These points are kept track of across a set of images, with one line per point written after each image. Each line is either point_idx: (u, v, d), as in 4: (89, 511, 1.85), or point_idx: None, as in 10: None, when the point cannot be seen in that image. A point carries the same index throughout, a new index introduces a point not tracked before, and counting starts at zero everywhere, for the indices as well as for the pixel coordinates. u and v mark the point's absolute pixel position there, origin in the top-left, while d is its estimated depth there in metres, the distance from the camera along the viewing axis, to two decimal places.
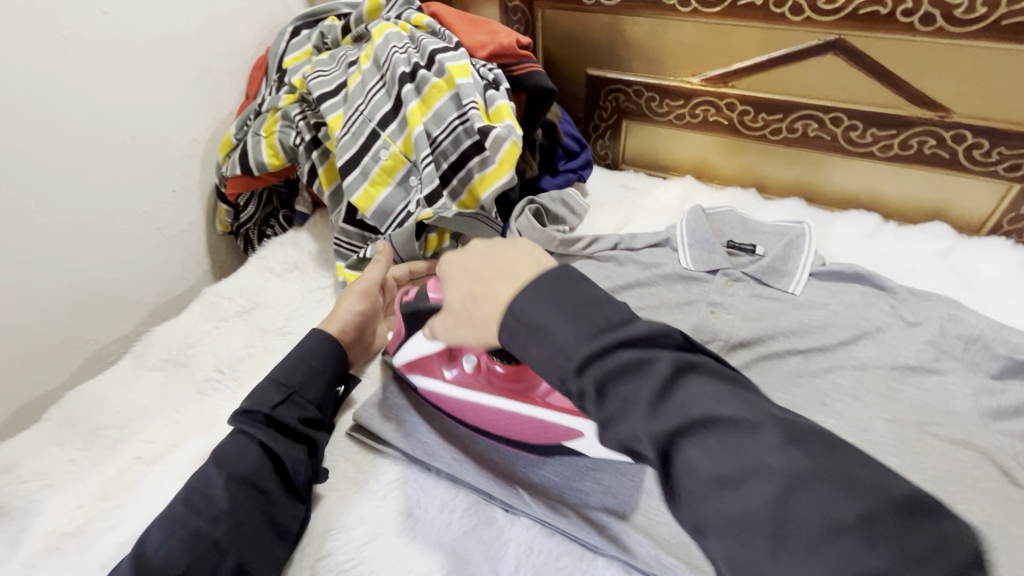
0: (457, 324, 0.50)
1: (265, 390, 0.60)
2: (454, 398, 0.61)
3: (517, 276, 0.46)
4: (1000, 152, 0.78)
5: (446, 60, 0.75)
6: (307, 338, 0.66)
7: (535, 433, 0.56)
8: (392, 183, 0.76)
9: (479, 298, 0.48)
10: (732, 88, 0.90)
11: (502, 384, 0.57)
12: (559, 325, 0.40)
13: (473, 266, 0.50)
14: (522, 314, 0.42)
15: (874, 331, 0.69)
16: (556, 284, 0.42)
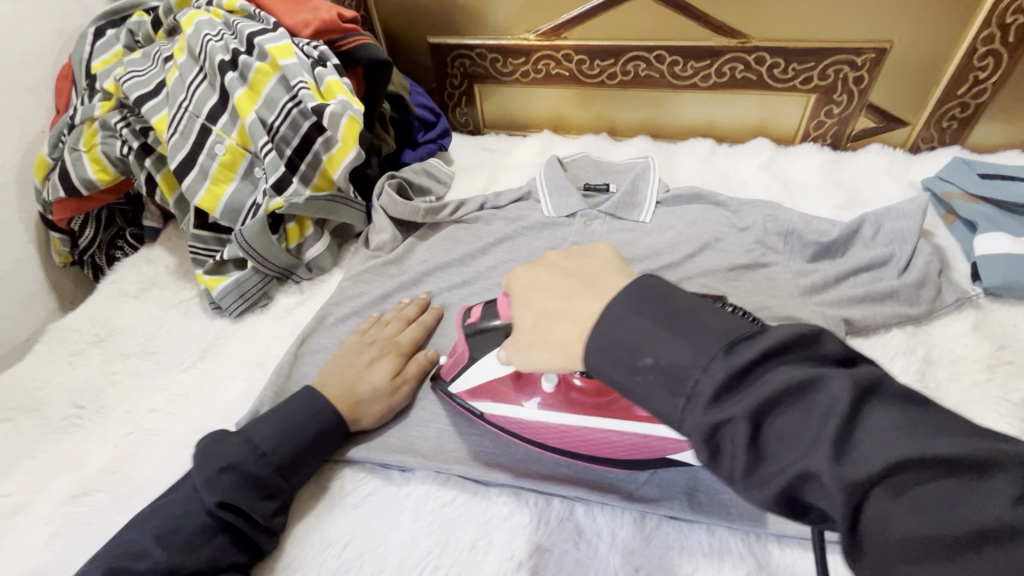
0: (532, 343, 0.45)
1: (253, 478, 0.53)
2: (537, 424, 0.54)
3: (601, 293, 0.42)
4: (794, 68, 0.89)
5: (265, 43, 0.73)
6: (302, 412, 0.58)
7: (626, 450, 0.52)
8: (237, 178, 0.73)
9: (557, 314, 0.43)
10: (565, 39, 0.95)
11: (587, 400, 0.53)
12: (648, 348, 0.36)
13: (543, 285, 0.46)
14: (609, 324, 0.38)
15: (713, 242, 0.78)
16: (637, 296, 0.38)
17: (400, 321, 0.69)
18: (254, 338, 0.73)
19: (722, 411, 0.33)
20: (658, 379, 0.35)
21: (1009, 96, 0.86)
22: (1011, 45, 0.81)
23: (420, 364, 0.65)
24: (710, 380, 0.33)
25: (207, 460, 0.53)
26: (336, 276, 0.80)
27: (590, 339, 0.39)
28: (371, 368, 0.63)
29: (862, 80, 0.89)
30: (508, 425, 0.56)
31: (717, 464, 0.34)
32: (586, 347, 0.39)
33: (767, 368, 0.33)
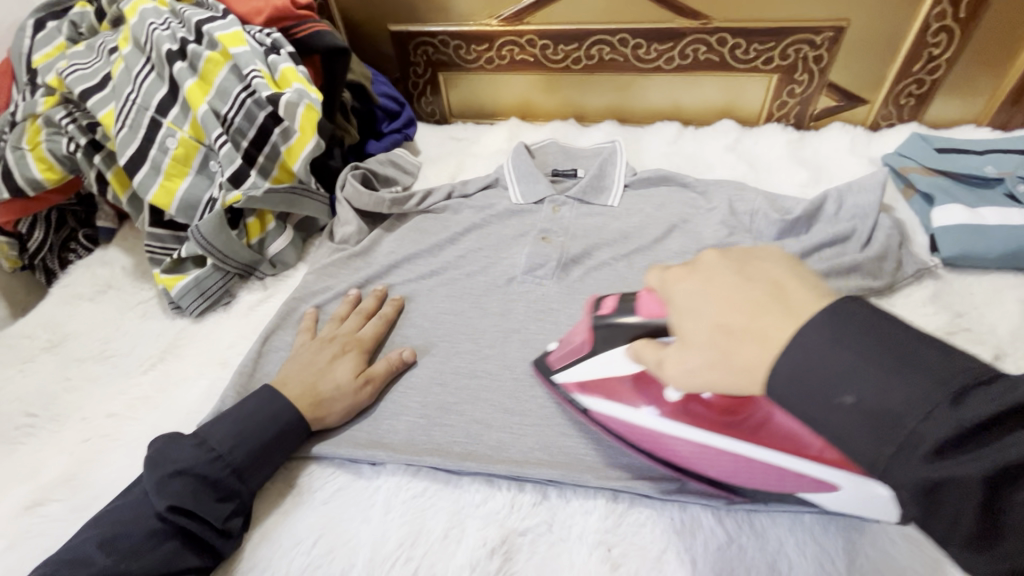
0: (704, 361, 0.37)
1: (206, 480, 0.52)
2: (653, 433, 0.50)
3: (794, 311, 0.34)
4: (755, 49, 0.90)
5: (214, 31, 0.71)
6: (260, 410, 0.56)
7: (757, 475, 0.46)
8: (192, 172, 0.71)
9: (740, 332, 0.35)
10: (527, 24, 0.94)
11: (713, 415, 0.46)
12: (846, 386, 0.31)
13: (709, 287, 0.39)
14: (808, 350, 0.32)
15: (681, 223, 0.78)
16: (834, 320, 0.32)
17: (358, 317, 0.68)
18: (216, 337, 0.71)
19: (941, 469, 0.28)
20: (866, 425, 0.30)
21: (963, 70, 0.88)
22: (963, 20, 0.82)
23: (387, 362, 0.63)
24: (935, 437, 0.28)
25: (158, 463, 0.52)
26: (301, 271, 0.78)
27: (781, 366, 0.33)
28: (333, 366, 0.62)
29: (821, 59, 0.90)
30: (621, 430, 0.52)
31: (921, 518, 0.30)
32: (778, 369, 0.33)
33: (1004, 429, 0.28)
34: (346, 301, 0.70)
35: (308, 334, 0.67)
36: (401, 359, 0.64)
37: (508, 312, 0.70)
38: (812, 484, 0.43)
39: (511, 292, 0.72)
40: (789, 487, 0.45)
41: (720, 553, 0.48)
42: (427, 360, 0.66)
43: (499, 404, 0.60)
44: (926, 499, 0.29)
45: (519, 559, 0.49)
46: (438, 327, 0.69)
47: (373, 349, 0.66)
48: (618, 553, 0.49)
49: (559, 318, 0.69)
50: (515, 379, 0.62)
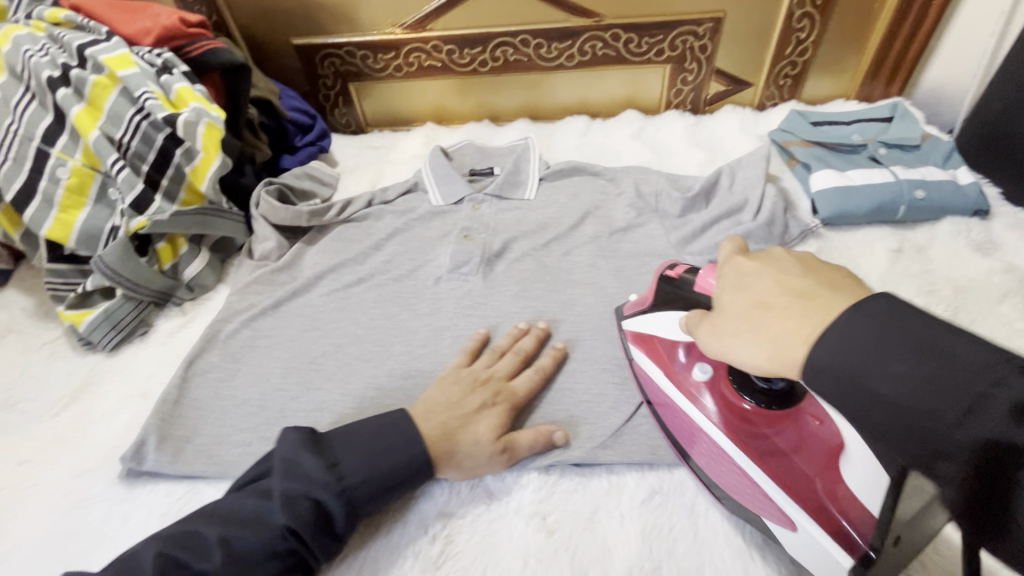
0: (732, 329, 0.40)
1: (325, 509, 0.48)
2: (666, 396, 0.54)
3: (836, 302, 0.35)
4: (646, 42, 0.96)
5: (98, 55, 0.69)
6: (399, 450, 0.51)
7: (734, 485, 0.48)
8: (89, 202, 0.68)
9: (776, 309, 0.38)
10: (431, 31, 0.96)
11: (727, 415, 0.50)
12: (886, 379, 0.31)
13: (772, 276, 0.41)
14: (854, 336, 0.33)
15: (595, 210, 0.82)
16: (877, 319, 0.32)
17: (514, 360, 0.62)
18: (134, 369, 0.68)
19: (982, 441, 0.28)
20: (901, 416, 0.31)
21: (828, 51, 0.98)
22: (820, 7, 0.91)
23: (535, 435, 0.55)
24: (993, 423, 0.28)
25: (289, 474, 0.49)
26: (221, 293, 0.76)
27: (820, 345, 0.34)
28: (478, 417, 0.56)
29: (706, 48, 0.97)
30: (651, 392, 0.56)
31: (968, 510, 0.30)
32: (812, 355, 0.34)
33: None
34: (510, 334, 0.65)
35: (465, 359, 0.63)
36: (550, 439, 0.56)
37: (437, 310, 0.71)
38: (777, 514, 0.45)
39: (439, 291, 0.73)
40: (760, 507, 0.46)
41: (643, 506, 0.52)
42: (361, 366, 0.66)
43: None
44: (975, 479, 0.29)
45: (461, 540, 0.51)
46: (369, 333, 0.69)
47: (523, 403, 0.59)
48: (552, 519, 0.52)
49: (486, 310, 0.71)
50: None
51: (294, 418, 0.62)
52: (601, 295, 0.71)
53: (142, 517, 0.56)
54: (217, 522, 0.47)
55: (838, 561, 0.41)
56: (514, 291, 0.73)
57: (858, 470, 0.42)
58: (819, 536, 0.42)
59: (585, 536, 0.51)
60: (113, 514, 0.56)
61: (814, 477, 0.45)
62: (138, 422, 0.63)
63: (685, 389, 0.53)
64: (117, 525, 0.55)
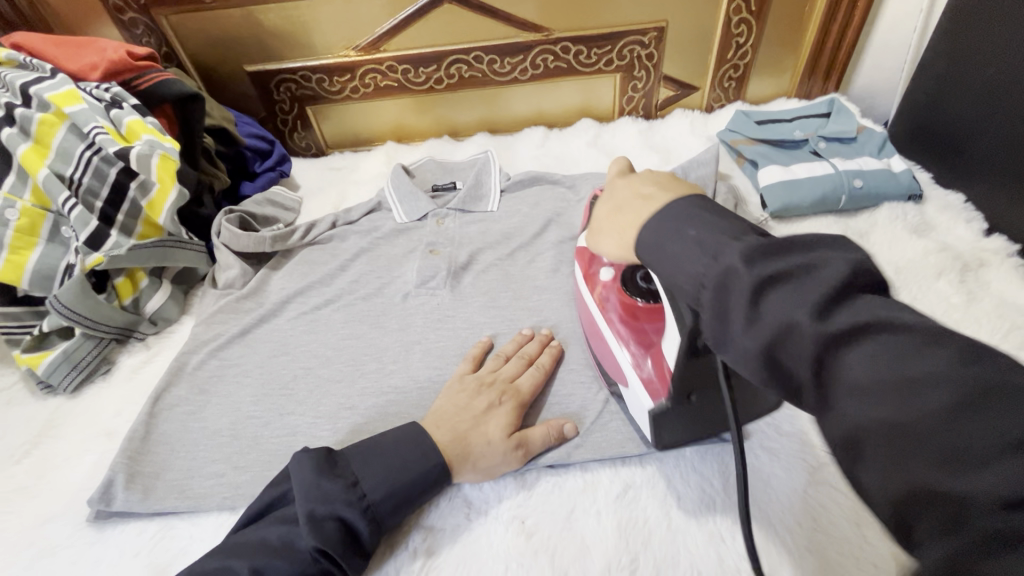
0: (594, 233, 0.45)
1: (349, 525, 0.49)
2: (584, 302, 0.62)
3: (667, 194, 0.40)
4: (595, 53, 0.99)
5: (43, 92, 0.68)
6: (417, 462, 0.52)
7: (617, 374, 0.56)
8: (41, 242, 0.66)
9: (622, 206, 0.42)
10: (384, 52, 0.97)
11: (618, 315, 0.57)
12: (704, 262, 0.34)
13: (634, 177, 0.45)
14: (671, 211, 0.37)
15: (556, 217, 0.84)
16: (687, 212, 0.37)
17: (520, 362, 0.63)
18: (98, 409, 0.67)
19: (776, 321, 0.30)
20: (673, 261, 0.36)
21: (767, 53, 1.03)
22: (755, 13, 0.96)
23: (547, 429, 0.57)
24: (790, 309, 0.30)
25: (310, 494, 0.48)
26: (186, 325, 0.75)
27: (645, 231, 0.38)
28: (487, 418, 0.57)
29: (652, 56, 1.01)
30: (580, 306, 0.65)
31: (716, 327, 0.34)
32: (638, 236, 0.39)
33: (850, 302, 0.29)
34: (515, 340, 0.65)
35: (469, 366, 0.64)
36: (561, 433, 0.57)
37: (407, 326, 0.72)
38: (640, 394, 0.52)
39: (408, 307, 0.74)
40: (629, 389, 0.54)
41: (619, 501, 0.54)
42: (333, 387, 0.66)
43: (407, 414, 0.63)
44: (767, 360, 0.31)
45: (442, 554, 0.52)
46: (339, 353, 0.69)
47: (530, 401, 0.61)
48: (530, 522, 0.53)
49: (456, 323, 0.72)
50: (420, 388, 0.65)
51: (267, 444, 0.61)
52: (567, 299, 0.73)
53: (113, 560, 0.54)
54: (242, 546, 0.47)
55: (644, 404, 0.51)
56: (481, 302, 0.74)
57: (669, 337, 0.49)
58: (638, 392, 0.52)
59: (563, 534, 0.52)
60: (84, 559, 0.55)
61: (655, 349, 0.52)
62: (105, 463, 0.62)
63: (595, 293, 0.60)
64: (86, 570, 0.54)
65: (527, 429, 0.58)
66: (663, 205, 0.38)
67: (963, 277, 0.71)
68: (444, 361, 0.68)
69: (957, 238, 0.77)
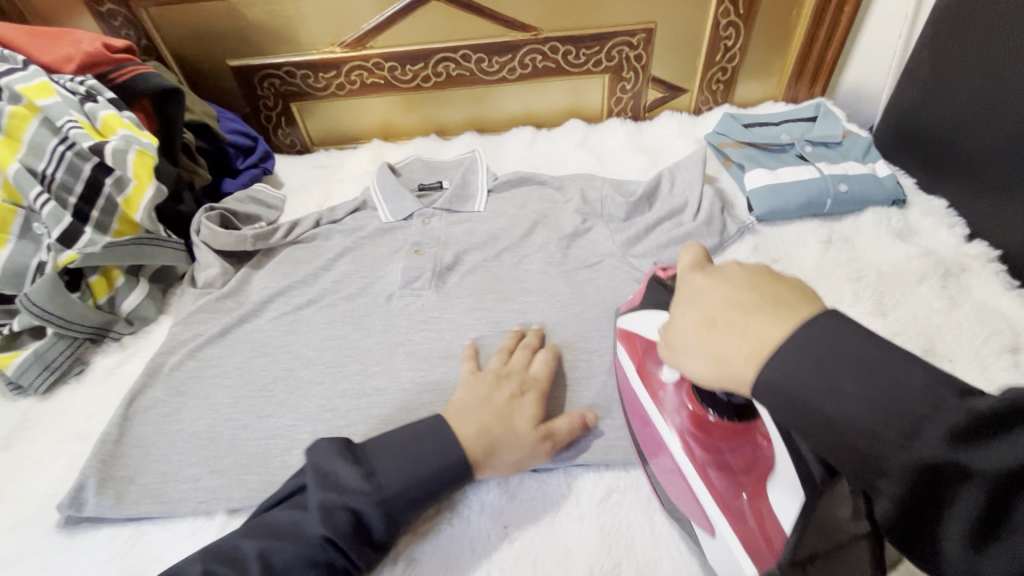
0: (685, 347, 0.40)
1: (364, 519, 0.48)
2: (636, 402, 0.54)
3: (787, 314, 0.35)
4: (584, 53, 0.99)
5: (15, 85, 0.67)
6: (437, 451, 0.51)
7: (693, 508, 0.48)
8: (13, 239, 0.65)
9: (728, 327, 0.37)
10: (371, 48, 0.96)
11: (698, 438, 0.47)
12: (822, 398, 0.31)
13: (727, 291, 0.39)
14: (805, 347, 0.32)
15: (544, 218, 0.84)
16: (816, 339, 0.32)
17: (527, 352, 0.63)
18: (71, 411, 0.65)
19: (909, 462, 0.29)
20: (798, 410, 0.32)
21: (754, 56, 1.03)
22: (743, 16, 0.97)
23: (571, 421, 0.57)
24: (926, 449, 0.29)
25: (326, 484, 0.48)
26: (164, 325, 0.74)
27: (767, 366, 0.34)
28: (512, 411, 0.56)
29: (641, 57, 1.01)
30: (628, 401, 0.56)
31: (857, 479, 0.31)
32: (760, 374, 0.34)
33: (993, 440, 0.28)
34: (514, 334, 0.66)
35: (473, 364, 0.64)
36: (583, 422, 0.57)
37: (390, 327, 0.71)
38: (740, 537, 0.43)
39: (392, 308, 0.73)
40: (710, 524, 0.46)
41: (602, 506, 0.54)
42: (313, 389, 0.65)
43: (389, 417, 0.62)
44: (904, 507, 0.30)
45: (423, 557, 0.51)
46: (321, 354, 0.68)
47: (548, 391, 0.60)
48: (513, 527, 0.53)
49: (440, 324, 0.71)
50: (402, 391, 0.64)
51: (245, 448, 0.60)
52: (553, 301, 0.73)
53: (83, 567, 0.53)
54: (215, 551, 0.46)
55: (744, 569, 0.42)
56: (467, 303, 0.73)
57: (785, 498, 0.41)
58: (733, 545, 0.43)
59: (547, 538, 0.52)
60: (52, 566, 0.53)
61: (750, 486, 0.44)
62: (76, 467, 0.60)
63: (659, 404, 0.51)
64: None
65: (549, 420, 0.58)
66: (794, 327, 0.34)
67: (945, 282, 0.72)
68: (426, 362, 0.67)
69: (939, 243, 0.78)
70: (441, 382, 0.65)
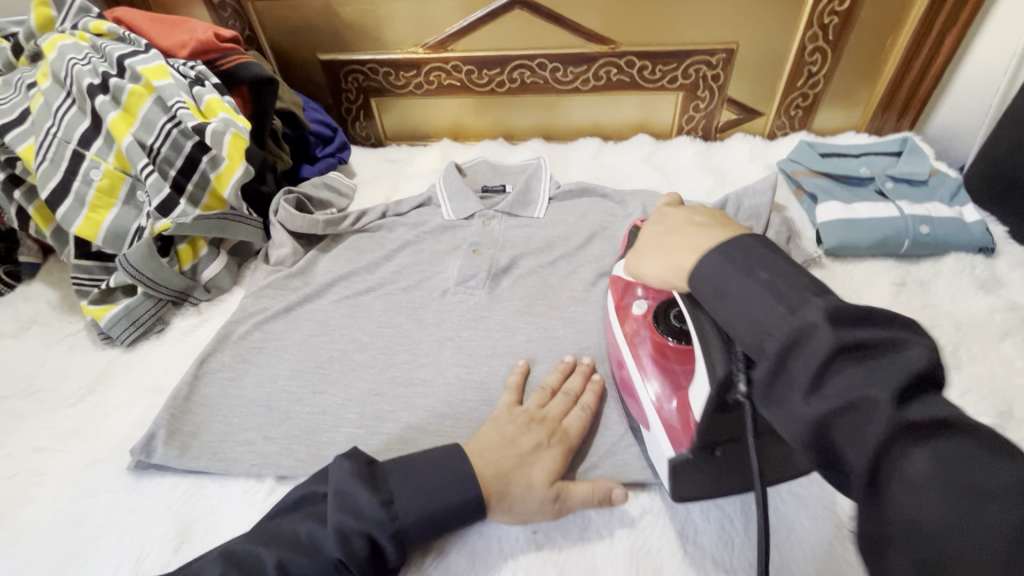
0: (646, 255, 0.48)
1: (377, 543, 0.48)
2: (611, 321, 0.63)
3: (727, 228, 0.43)
4: (660, 70, 0.98)
5: (137, 65, 0.73)
6: (455, 491, 0.51)
7: (639, 415, 0.55)
8: (119, 203, 0.72)
9: (676, 232, 0.46)
10: (452, 52, 0.99)
11: (653, 358, 0.55)
12: (772, 306, 0.35)
13: (687, 215, 0.49)
14: (739, 244, 0.39)
15: (602, 230, 0.84)
16: (733, 253, 0.39)
17: (566, 400, 0.61)
18: (148, 365, 0.71)
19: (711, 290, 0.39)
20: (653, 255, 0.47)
21: (840, 84, 0.99)
22: (832, 41, 0.93)
23: (592, 489, 0.54)
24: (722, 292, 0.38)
25: (344, 507, 0.48)
26: (236, 295, 0.79)
27: (702, 256, 0.41)
28: (534, 458, 0.55)
29: (718, 77, 0.99)
30: (609, 327, 0.65)
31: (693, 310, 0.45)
32: (693, 262, 0.41)
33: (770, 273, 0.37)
34: (559, 371, 0.64)
35: (514, 395, 0.63)
36: (606, 493, 0.54)
37: (442, 322, 0.73)
38: (672, 437, 0.50)
39: (445, 303, 0.75)
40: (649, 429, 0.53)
41: (632, 527, 0.54)
42: (365, 372, 0.68)
43: (433, 408, 0.64)
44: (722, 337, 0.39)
45: (459, 549, 0.54)
46: (375, 340, 0.72)
47: (577, 446, 0.58)
48: (542, 534, 0.54)
49: (489, 324, 0.73)
50: (446, 385, 0.66)
51: (298, 419, 0.64)
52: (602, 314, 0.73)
53: (146, 510, 0.58)
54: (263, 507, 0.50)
55: (665, 451, 0.50)
56: (518, 307, 0.74)
57: (694, 383, 0.48)
58: (659, 434, 0.51)
59: (575, 550, 0.53)
60: (121, 504, 0.58)
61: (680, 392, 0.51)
62: (151, 417, 0.66)
63: (626, 326, 0.60)
64: (121, 516, 0.57)
65: (570, 480, 0.56)
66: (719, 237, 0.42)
67: None
68: (473, 360, 0.69)
69: None
70: (485, 381, 0.66)
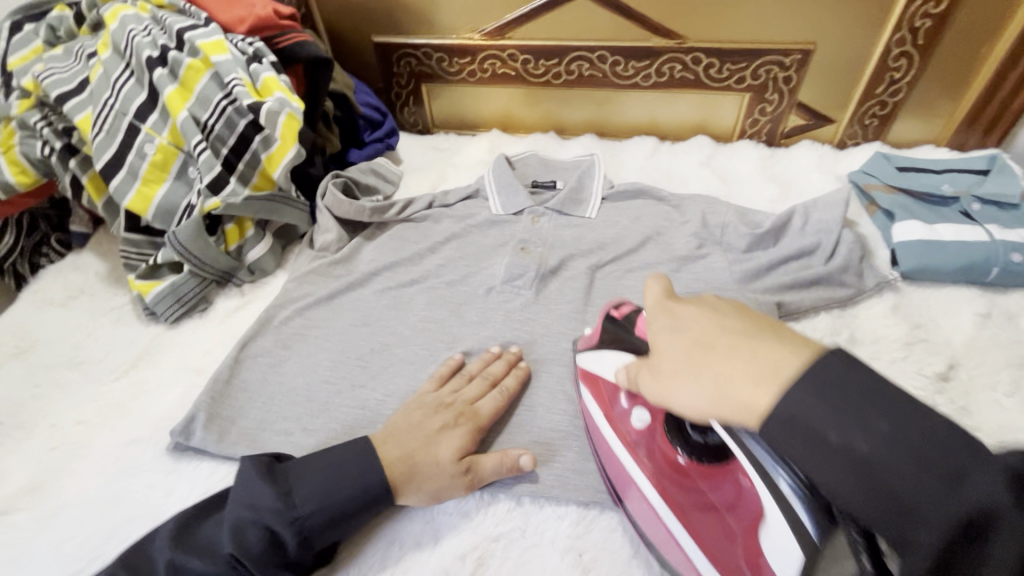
0: (673, 374, 0.40)
1: (276, 536, 0.48)
2: (598, 430, 0.55)
3: (793, 346, 0.36)
4: (727, 68, 0.93)
5: (196, 39, 0.73)
6: (352, 477, 0.51)
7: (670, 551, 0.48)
8: (169, 179, 0.71)
9: (706, 346, 0.39)
10: (509, 39, 0.96)
11: (685, 485, 0.49)
12: (834, 428, 0.31)
13: (713, 317, 0.41)
14: (830, 375, 0.32)
15: (656, 235, 0.79)
16: (811, 392, 0.32)
17: (484, 384, 0.61)
18: (191, 345, 0.70)
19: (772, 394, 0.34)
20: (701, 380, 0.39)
21: (924, 94, 0.92)
22: (921, 46, 0.86)
23: (502, 462, 0.55)
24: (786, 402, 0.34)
25: (245, 505, 0.49)
26: (280, 279, 0.78)
27: (781, 394, 0.33)
28: (439, 439, 0.55)
29: (790, 79, 0.93)
30: (593, 432, 0.56)
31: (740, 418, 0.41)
32: (774, 399, 0.33)
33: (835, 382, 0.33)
34: (482, 358, 0.63)
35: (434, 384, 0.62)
36: (516, 465, 0.55)
37: (485, 320, 0.71)
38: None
39: (489, 301, 0.73)
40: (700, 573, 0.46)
41: None
42: (405, 368, 0.66)
43: None
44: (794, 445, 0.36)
45: (493, 560, 0.51)
46: (417, 335, 0.69)
47: (489, 427, 0.59)
48: (589, 557, 0.51)
49: (534, 327, 0.69)
50: None
51: (336, 412, 0.62)
52: None
53: (182, 493, 0.57)
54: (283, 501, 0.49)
55: None
56: (565, 310, 0.71)
57: (774, 538, 0.43)
58: None
59: None
60: (157, 486, 0.58)
61: (731, 519, 0.47)
62: (190, 397, 0.65)
63: (622, 435, 0.52)
64: (158, 498, 0.57)
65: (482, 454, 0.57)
66: (791, 364, 0.34)
67: None
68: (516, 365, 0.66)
69: None
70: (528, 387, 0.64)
